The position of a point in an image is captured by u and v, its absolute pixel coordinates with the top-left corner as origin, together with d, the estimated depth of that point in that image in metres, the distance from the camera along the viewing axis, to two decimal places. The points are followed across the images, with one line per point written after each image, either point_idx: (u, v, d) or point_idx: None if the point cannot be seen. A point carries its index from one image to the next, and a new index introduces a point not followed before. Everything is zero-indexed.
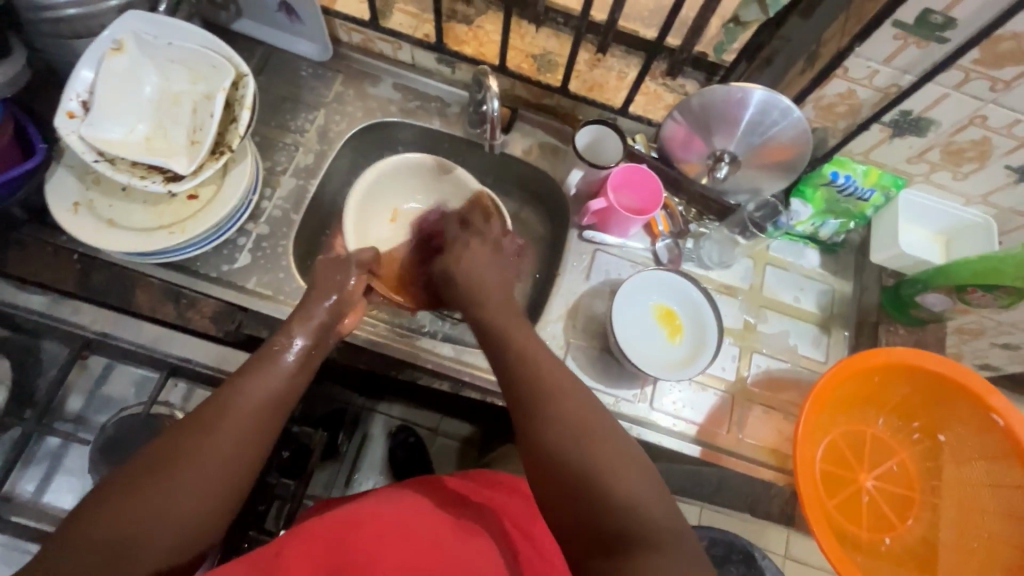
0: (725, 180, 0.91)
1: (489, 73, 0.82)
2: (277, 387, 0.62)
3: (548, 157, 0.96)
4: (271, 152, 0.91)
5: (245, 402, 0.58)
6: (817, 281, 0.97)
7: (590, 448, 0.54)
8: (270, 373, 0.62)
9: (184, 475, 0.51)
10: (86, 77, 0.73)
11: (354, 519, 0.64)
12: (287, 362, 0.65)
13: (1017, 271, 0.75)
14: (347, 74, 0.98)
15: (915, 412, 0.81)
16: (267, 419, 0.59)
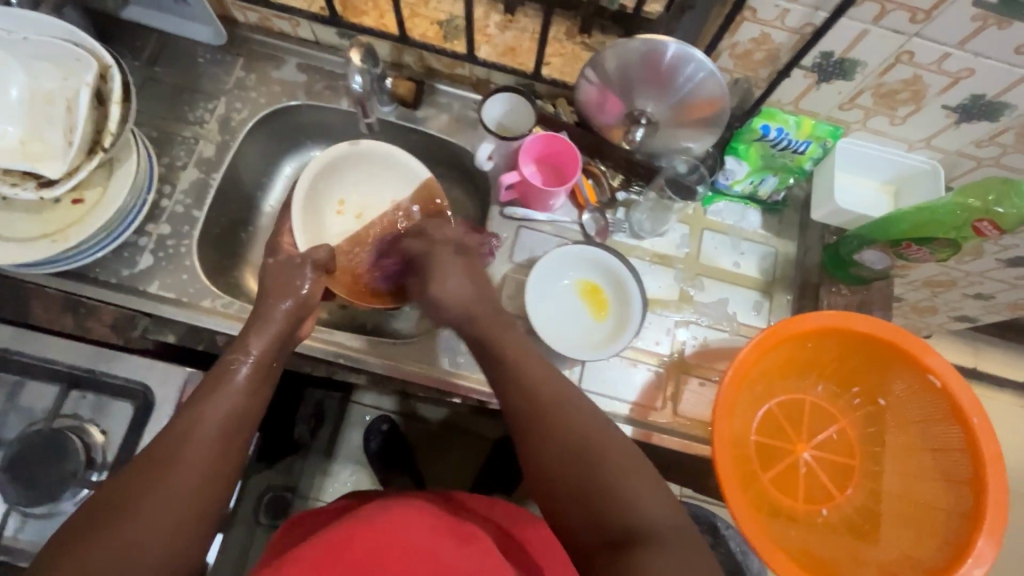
0: (641, 142, 0.84)
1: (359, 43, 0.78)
2: (234, 408, 0.62)
3: (465, 131, 0.92)
4: (170, 147, 0.87)
5: (200, 428, 0.58)
6: (758, 243, 0.91)
7: (591, 457, 0.54)
8: (222, 394, 0.62)
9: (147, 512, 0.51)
10: None
11: (350, 537, 0.62)
12: (240, 380, 0.64)
13: (950, 219, 0.70)
14: (247, 58, 0.92)
15: (853, 377, 0.77)
16: (227, 440, 0.59)
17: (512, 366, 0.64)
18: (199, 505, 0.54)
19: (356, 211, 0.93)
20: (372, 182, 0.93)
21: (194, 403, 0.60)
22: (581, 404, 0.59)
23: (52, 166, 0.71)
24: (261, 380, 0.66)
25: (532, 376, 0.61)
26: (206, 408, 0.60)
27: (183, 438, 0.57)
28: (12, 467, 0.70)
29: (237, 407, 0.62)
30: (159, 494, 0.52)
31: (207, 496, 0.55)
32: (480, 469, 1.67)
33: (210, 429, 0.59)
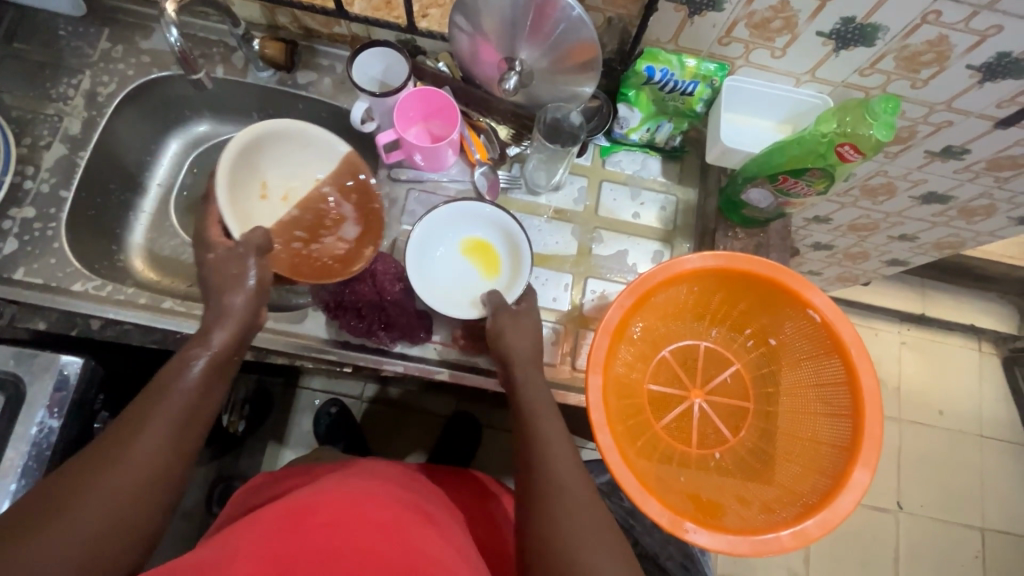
0: (516, 92, 0.79)
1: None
2: (188, 404, 0.57)
3: (349, 94, 0.88)
4: (32, 126, 0.82)
5: (148, 428, 0.54)
6: (658, 192, 0.90)
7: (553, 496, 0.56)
8: (171, 389, 0.57)
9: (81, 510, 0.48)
10: None
11: (311, 505, 0.61)
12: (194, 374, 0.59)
13: (811, 151, 0.72)
14: (113, 28, 0.87)
15: (745, 319, 0.76)
16: (179, 437, 0.55)
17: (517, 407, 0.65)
18: (147, 514, 0.52)
19: (282, 196, 0.87)
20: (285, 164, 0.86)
21: (143, 410, 0.55)
22: (567, 453, 0.60)
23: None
24: (217, 374, 0.61)
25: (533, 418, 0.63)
26: (157, 407, 0.55)
27: (132, 434, 0.53)
28: None
29: (188, 404, 0.57)
30: (97, 502, 0.49)
31: (144, 503, 0.51)
32: (431, 446, 1.66)
33: (156, 440, 0.54)
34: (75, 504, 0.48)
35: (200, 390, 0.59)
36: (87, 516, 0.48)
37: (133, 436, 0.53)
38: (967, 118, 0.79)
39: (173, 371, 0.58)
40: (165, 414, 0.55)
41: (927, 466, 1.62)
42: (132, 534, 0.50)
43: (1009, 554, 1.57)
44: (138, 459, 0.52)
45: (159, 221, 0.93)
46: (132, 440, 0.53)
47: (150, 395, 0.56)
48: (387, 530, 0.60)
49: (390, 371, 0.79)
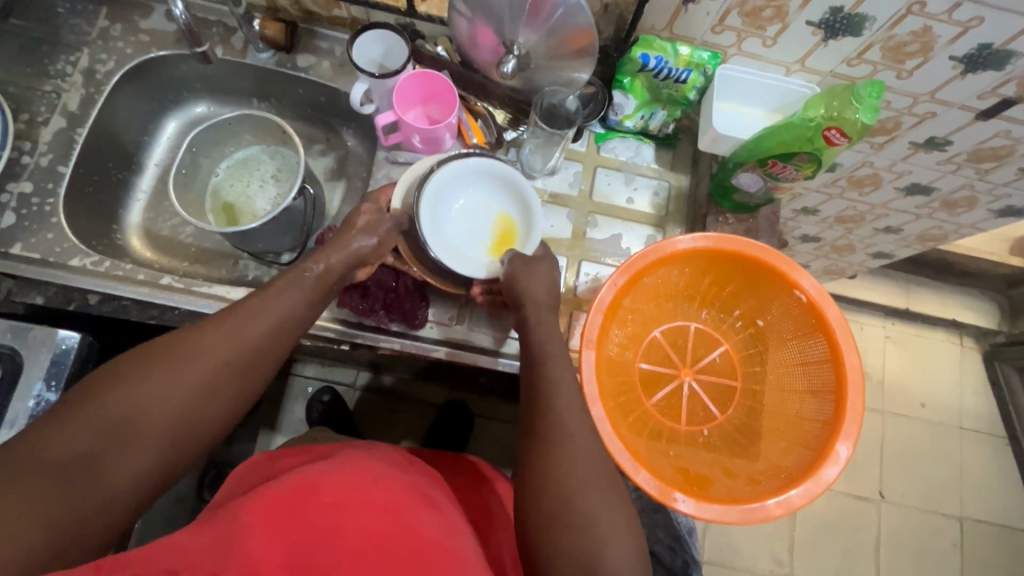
0: (513, 76, 0.81)
1: None
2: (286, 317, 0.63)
3: (348, 76, 0.88)
4: (30, 102, 0.82)
5: (251, 330, 0.59)
6: (651, 178, 0.92)
7: (571, 461, 0.59)
8: (275, 302, 0.62)
9: (187, 378, 0.55)
10: None
11: (318, 481, 0.61)
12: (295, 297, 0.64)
13: (801, 134, 0.73)
14: (112, 6, 0.87)
15: (733, 301, 0.78)
16: (273, 344, 0.61)
17: (539, 367, 0.66)
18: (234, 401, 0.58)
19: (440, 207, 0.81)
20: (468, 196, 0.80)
21: (245, 314, 0.60)
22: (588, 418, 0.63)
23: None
24: (315, 299, 0.67)
25: (562, 380, 0.64)
26: (262, 315, 0.61)
27: (239, 328, 0.59)
28: None
29: (283, 318, 0.62)
30: (189, 380, 0.55)
31: (228, 393, 0.57)
32: (423, 434, 1.68)
33: (256, 342, 0.59)
34: (174, 372, 0.54)
35: (295, 311, 0.63)
36: (180, 389, 0.54)
37: (236, 332, 0.58)
38: (949, 110, 0.82)
39: (277, 289, 0.64)
40: (268, 324, 0.61)
41: (909, 456, 1.66)
42: (219, 411, 0.57)
43: (987, 542, 1.61)
44: (243, 347, 0.58)
45: (156, 201, 0.93)
46: (238, 336, 0.58)
47: (256, 301, 0.62)
48: (396, 504, 0.62)
49: (388, 349, 0.81)
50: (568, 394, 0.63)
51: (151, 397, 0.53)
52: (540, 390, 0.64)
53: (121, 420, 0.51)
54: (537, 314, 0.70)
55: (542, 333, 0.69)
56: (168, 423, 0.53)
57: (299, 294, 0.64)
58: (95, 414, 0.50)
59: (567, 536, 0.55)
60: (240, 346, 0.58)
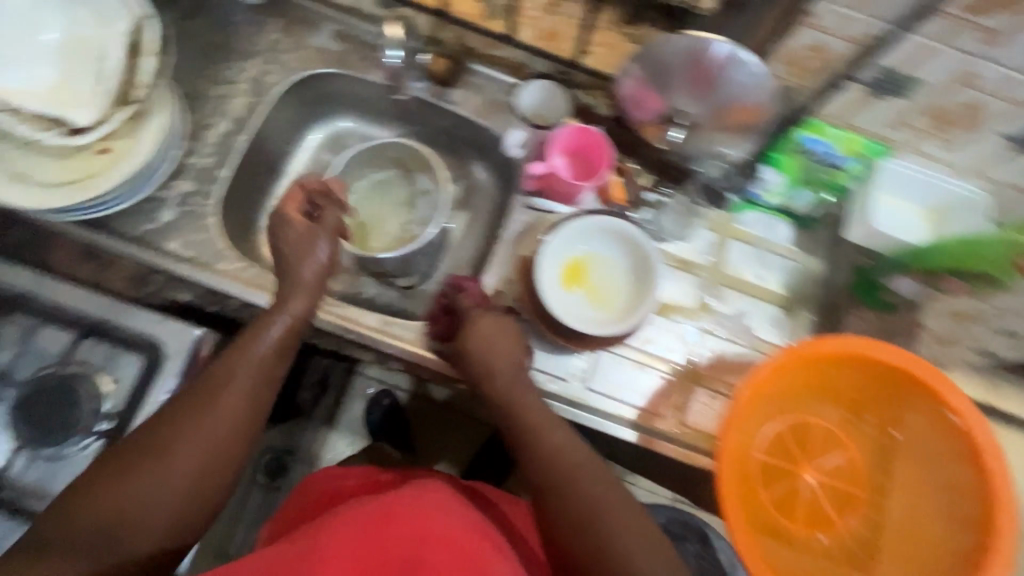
0: (684, 142, 0.81)
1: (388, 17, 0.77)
2: (264, 359, 0.63)
3: (496, 115, 0.89)
4: (200, 104, 0.86)
5: (221, 397, 0.59)
6: (784, 257, 0.89)
7: (602, 523, 0.55)
8: (250, 358, 0.62)
9: (173, 458, 0.55)
10: None
11: (396, 512, 0.61)
12: (267, 339, 0.64)
13: (995, 254, 0.71)
14: (284, 20, 0.90)
15: (866, 405, 0.75)
16: (252, 400, 0.61)
17: (529, 427, 0.62)
18: (223, 465, 0.58)
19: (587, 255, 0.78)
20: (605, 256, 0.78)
21: (203, 375, 0.61)
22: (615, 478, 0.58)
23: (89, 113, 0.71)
24: (289, 343, 0.67)
25: (561, 444, 0.60)
26: (233, 378, 0.60)
27: (223, 387, 0.59)
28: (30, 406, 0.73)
29: (258, 374, 0.62)
30: (180, 452, 0.55)
31: (226, 462, 0.58)
32: (475, 454, 1.66)
33: (240, 412, 0.59)
34: (162, 462, 0.55)
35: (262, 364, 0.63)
36: (168, 477, 0.55)
37: (209, 408, 0.58)
38: None
39: (242, 343, 0.64)
40: (238, 386, 0.60)
41: None
42: (216, 476, 0.57)
43: None
44: (230, 407, 0.59)
45: (290, 208, 0.96)
46: (218, 407, 0.58)
47: (220, 366, 0.61)
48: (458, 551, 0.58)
49: None
50: (575, 468, 0.58)
51: (146, 480, 0.54)
52: (536, 455, 0.60)
53: (118, 519, 0.52)
54: (506, 368, 0.67)
55: (527, 400, 0.65)
56: (167, 503, 0.54)
57: (269, 343, 0.64)
58: (87, 519, 0.52)
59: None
60: (222, 415, 0.58)
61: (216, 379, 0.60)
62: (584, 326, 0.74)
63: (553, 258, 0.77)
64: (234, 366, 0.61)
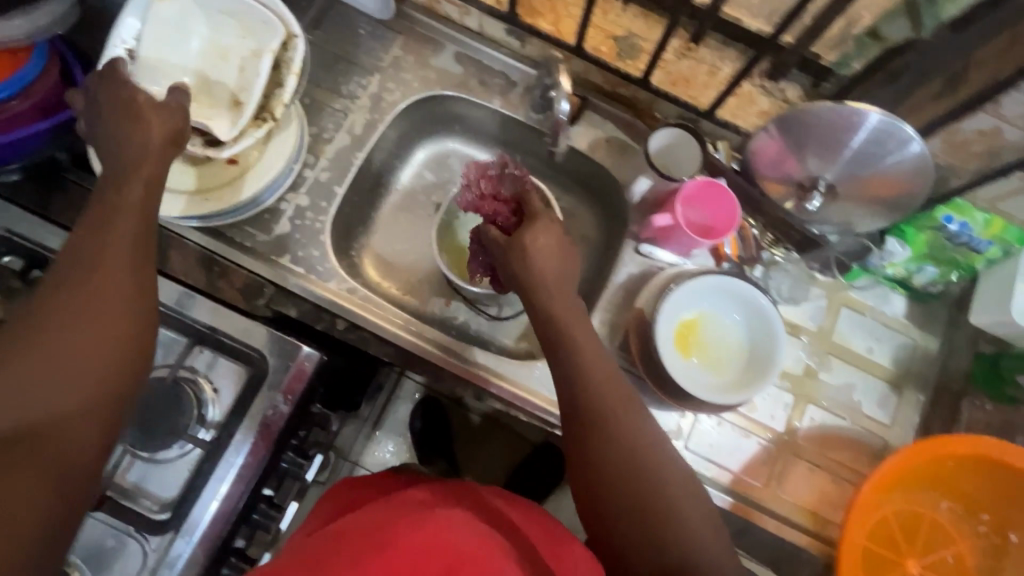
0: (816, 212, 0.78)
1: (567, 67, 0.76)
2: (132, 234, 0.58)
3: (613, 155, 0.86)
4: (319, 117, 0.85)
5: (105, 274, 0.55)
6: (898, 331, 0.85)
7: (611, 434, 0.60)
8: (120, 226, 0.58)
9: (57, 345, 0.51)
10: (133, 23, 0.68)
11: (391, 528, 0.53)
12: (127, 196, 0.59)
13: None
14: (408, 38, 0.89)
15: (983, 504, 0.72)
16: (104, 272, 0.55)
17: (563, 337, 0.63)
18: (115, 345, 0.53)
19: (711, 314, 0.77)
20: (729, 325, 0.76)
21: (93, 236, 0.56)
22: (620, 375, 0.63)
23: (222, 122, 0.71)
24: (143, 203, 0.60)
25: (578, 353, 0.63)
26: (99, 250, 0.56)
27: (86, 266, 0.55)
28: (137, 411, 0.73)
29: (134, 237, 0.58)
30: (44, 342, 0.51)
31: (136, 339, 0.55)
32: None
33: (124, 280, 0.56)
34: (71, 351, 0.51)
35: (144, 223, 0.59)
36: (104, 350, 0.53)
37: (99, 283, 0.54)
38: None
39: (110, 214, 0.58)
40: (121, 246, 0.57)
41: None
42: (128, 357, 0.54)
43: None
44: (104, 288, 0.54)
45: (388, 225, 0.95)
46: (101, 287, 0.54)
47: (94, 235, 0.57)
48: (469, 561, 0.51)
49: None
50: (584, 376, 0.62)
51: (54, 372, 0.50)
52: (561, 369, 0.63)
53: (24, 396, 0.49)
54: (547, 262, 0.66)
55: (553, 306, 0.65)
56: (98, 388, 0.52)
57: (133, 198, 0.59)
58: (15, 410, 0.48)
59: (658, 533, 0.57)
60: (126, 285, 0.56)
61: (85, 263, 0.55)
62: (697, 390, 0.72)
63: (677, 304, 0.76)
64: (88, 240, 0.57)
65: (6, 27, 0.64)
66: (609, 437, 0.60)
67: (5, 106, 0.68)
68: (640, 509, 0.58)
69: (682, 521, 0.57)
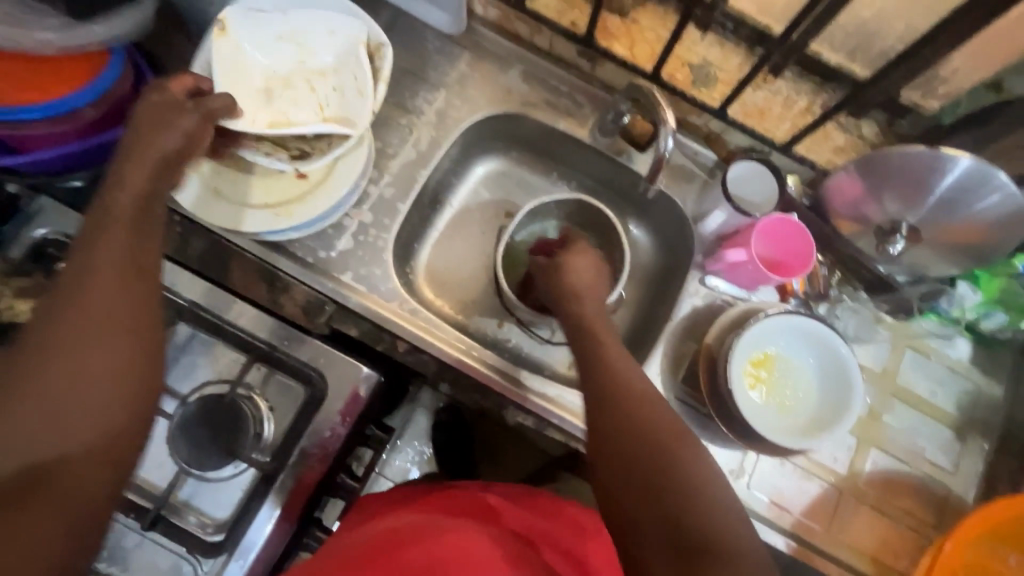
0: (898, 255, 0.76)
1: (665, 103, 0.71)
2: (139, 220, 0.54)
3: (682, 183, 0.84)
4: (384, 131, 0.83)
5: (86, 286, 0.49)
6: (963, 377, 0.84)
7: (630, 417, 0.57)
8: (108, 239, 0.51)
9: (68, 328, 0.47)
10: (217, 38, 0.68)
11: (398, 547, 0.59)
12: (136, 193, 0.55)
13: None
14: (476, 53, 0.87)
15: None
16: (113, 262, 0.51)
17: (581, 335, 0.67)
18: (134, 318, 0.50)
19: (780, 355, 0.75)
20: (796, 369, 0.75)
21: (84, 246, 0.51)
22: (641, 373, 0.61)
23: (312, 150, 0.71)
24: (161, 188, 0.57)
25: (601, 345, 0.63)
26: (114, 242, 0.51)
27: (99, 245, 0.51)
28: (189, 428, 0.70)
29: (126, 250, 0.52)
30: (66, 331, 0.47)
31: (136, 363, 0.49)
32: None
33: (108, 293, 0.49)
34: (54, 370, 0.45)
35: (133, 239, 0.52)
36: (85, 370, 0.46)
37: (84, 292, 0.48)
38: None
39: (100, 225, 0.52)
40: (126, 265, 0.51)
41: None
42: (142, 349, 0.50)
43: None
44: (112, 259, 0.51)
45: (443, 242, 0.93)
46: (83, 308, 0.48)
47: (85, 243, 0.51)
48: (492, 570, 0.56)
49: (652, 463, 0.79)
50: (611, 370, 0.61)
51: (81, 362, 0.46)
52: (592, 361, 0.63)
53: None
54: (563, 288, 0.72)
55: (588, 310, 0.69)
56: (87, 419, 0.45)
57: (126, 219, 0.53)
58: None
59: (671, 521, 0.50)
60: (125, 299, 0.50)
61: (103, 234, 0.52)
62: (770, 433, 0.70)
63: (752, 341, 0.73)
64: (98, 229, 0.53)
65: (85, 33, 0.62)
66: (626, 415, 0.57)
67: (78, 114, 0.66)
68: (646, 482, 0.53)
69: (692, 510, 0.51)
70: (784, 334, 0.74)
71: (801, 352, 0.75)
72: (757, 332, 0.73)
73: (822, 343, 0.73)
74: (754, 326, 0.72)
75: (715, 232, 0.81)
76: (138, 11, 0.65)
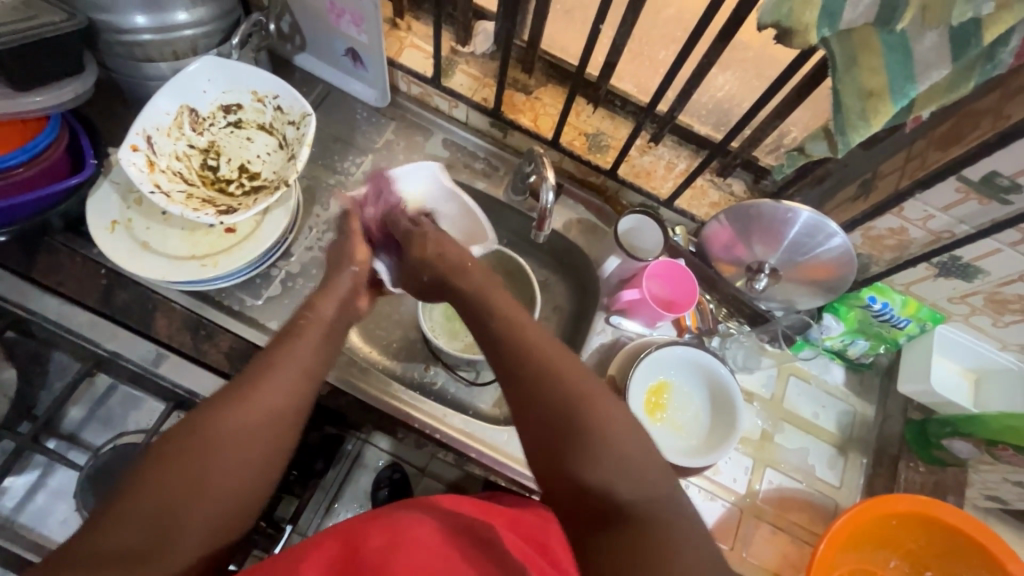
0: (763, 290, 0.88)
1: (550, 164, 0.79)
2: (305, 368, 0.60)
3: (585, 234, 0.94)
4: (314, 190, 0.91)
5: (272, 406, 0.56)
6: (839, 399, 0.94)
7: (563, 412, 0.53)
8: (295, 359, 0.60)
9: (229, 457, 0.52)
10: (158, 111, 0.76)
11: (363, 528, 0.60)
12: (312, 345, 0.62)
13: None
14: (401, 123, 0.97)
15: (925, 561, 0.79)
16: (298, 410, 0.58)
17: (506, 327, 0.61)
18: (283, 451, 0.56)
19: (674, 383, 0.85)
20: (689, 395, 0.85)
21: (264, 364, 0.59)
22: (566, 354, 0.58)
23: (240, 206, 0.78)
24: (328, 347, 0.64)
25: (532, 340, 0.59)
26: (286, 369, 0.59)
27: (272, 375, 0.58)
28: (99, 478, 0.74)
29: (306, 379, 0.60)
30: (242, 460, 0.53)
31: (268, 470, 0.55)
32: None
33: (275, 414, 0.56)
34: (212, 463, 0.51)
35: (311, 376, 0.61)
36: (243, 471, 0.53)
37: (256, 400, 0.55)
38: None
39: (298, 332, 0.62)
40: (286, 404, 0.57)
41: None
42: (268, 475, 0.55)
43: None
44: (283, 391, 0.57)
45: None
46: (243, 427, 0.54)
47: (284, 356, 0.60)
48: (435, 553, 0.58)
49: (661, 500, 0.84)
50: (533, 355, 0.57)
51: (224, 476, 0.52)
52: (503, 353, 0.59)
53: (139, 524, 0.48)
54: (482, 274, 0.68)
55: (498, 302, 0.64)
56: (223, 504, 0.51)
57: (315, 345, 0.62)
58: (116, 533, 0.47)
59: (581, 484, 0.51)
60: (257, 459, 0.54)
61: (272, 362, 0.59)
62: (668, 454, 0.78)
63: (647, 369, 0.84)
64: (266, 363, 0.59)
65: (25, 101, 0.68)
66: (563, 409, 0.53)
67: (9, 173, 0.69)
68: (586, 495, 0.50)
69: (655, 516, 0.48)
70: (678, 362, 0.85)
71: (688, 380, 0.85)
72: (648, 359, 0.83)
73: (712, 372, 0.83)
74: (649, 354, 0.83)
75: (615, 276, 0.90)
76: (70, 83, 0.70)
